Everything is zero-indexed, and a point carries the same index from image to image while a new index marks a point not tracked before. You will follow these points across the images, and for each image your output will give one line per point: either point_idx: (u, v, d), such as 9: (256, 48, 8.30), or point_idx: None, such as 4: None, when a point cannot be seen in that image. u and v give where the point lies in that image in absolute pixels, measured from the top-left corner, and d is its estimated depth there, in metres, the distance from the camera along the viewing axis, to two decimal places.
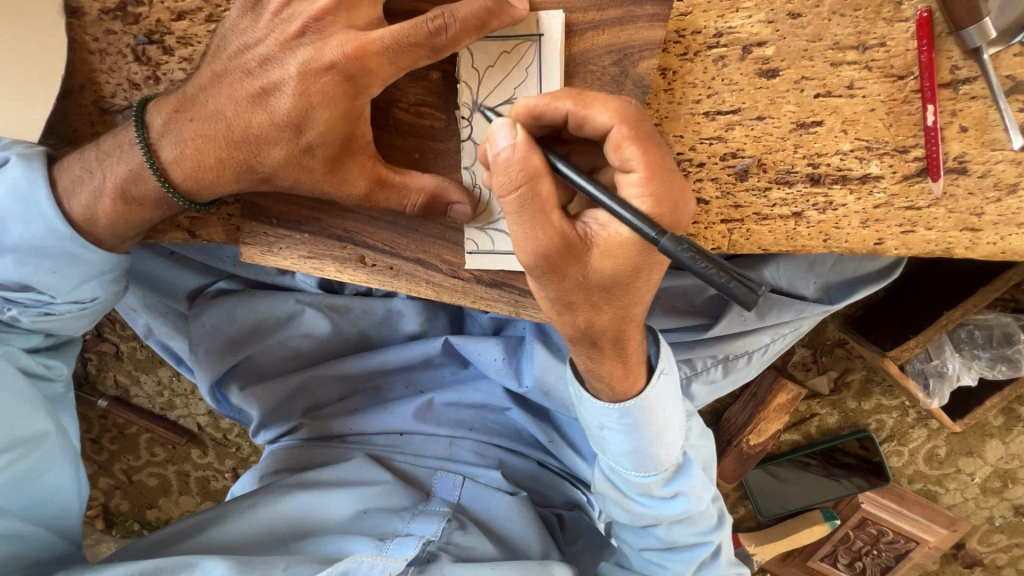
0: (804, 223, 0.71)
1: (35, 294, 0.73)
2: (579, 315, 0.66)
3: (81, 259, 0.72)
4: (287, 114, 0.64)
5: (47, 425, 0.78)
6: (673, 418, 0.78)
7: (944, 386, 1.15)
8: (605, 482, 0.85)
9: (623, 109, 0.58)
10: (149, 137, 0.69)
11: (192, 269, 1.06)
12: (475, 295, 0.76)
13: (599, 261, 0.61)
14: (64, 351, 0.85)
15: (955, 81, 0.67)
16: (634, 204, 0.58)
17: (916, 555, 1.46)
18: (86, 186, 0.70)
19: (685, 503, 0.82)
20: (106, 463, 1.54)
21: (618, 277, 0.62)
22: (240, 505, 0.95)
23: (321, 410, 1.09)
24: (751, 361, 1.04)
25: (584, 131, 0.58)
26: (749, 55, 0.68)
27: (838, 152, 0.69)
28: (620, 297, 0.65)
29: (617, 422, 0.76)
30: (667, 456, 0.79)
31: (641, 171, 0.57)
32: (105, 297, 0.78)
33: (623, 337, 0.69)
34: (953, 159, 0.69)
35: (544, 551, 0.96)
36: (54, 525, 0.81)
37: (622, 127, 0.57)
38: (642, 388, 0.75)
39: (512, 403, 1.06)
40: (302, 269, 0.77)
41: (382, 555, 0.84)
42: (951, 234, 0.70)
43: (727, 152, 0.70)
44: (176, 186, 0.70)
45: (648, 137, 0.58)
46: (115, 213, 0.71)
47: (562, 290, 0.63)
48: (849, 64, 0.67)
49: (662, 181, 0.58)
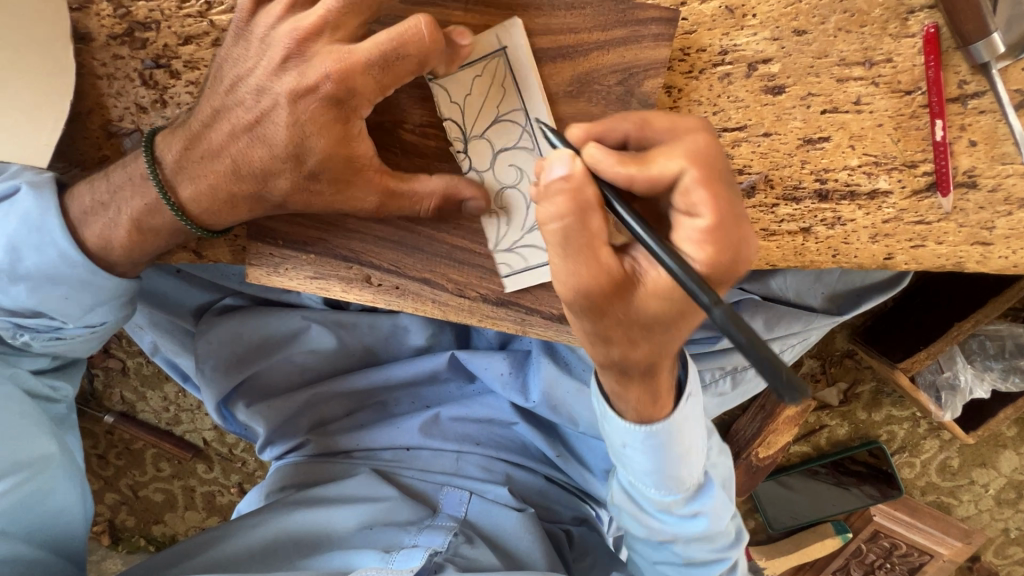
0: (812, 239, 0.71)
1: (48, 319, 0.74)
2: (611, 351, 0.60)
3: (93, 285, 0.73)
4: (283, 142, 0.65)
5: (52, 447, 0.79)
6: (698, 442, 0.75)
7: (956, 399, 1.13)
8: (623, 496, 0.83)
9: (698, 154, 0.52)
10: (162, 173, 0.69)
11: (198, 285, 1.05)
12: (483, 313, 0.75)
13: (647, 301, 0.55)
14: (71, 373, 0.86)
15: (963, 96, 0.66)
16: (686, 250, 0.52)
17: (929, 568, 1.45)
18: (99, 217, 0.70)
19: (704, 522, 0.80)
20: (113, 478, 1.54)
21: (664, 318, 0.56)
22: (245, 521, 0.95)
23: (327, 427, 1.09)
24: (758, 373, 1.03)
25: (647, 176, 0.53)
26: (755, 72, 0.67)
27: (846, 168, 0.69)
28: (663, 336, 0.58)
29: (641, 442, 0.72)
30: (689, 475, 0.77)
31: (709, 219, 0.51)
32: (114, 320, 0.78)
33: (654, 371, 0.62)
34: (963, 174, 0.68)
35: (551, 568, 0.95)
36: (60, 544, 0.82)
37: (694, 171, 0.52)
38: (670, 413, 0.71)
39: (519, 418, 1.05)
40: (309, 290, 0.77)
41: (388, 567, 0.85)
42: (962, 248, 0.70)
43: (734, 169, 0.70)
44: (189, 215, 0.70)
45: (717, 180, 0.52)
46: (129, 241, 0.71)
47: (602, 326, 0.57)
48: (855, 80, 0.67)
49: (730, 234, 0.51)
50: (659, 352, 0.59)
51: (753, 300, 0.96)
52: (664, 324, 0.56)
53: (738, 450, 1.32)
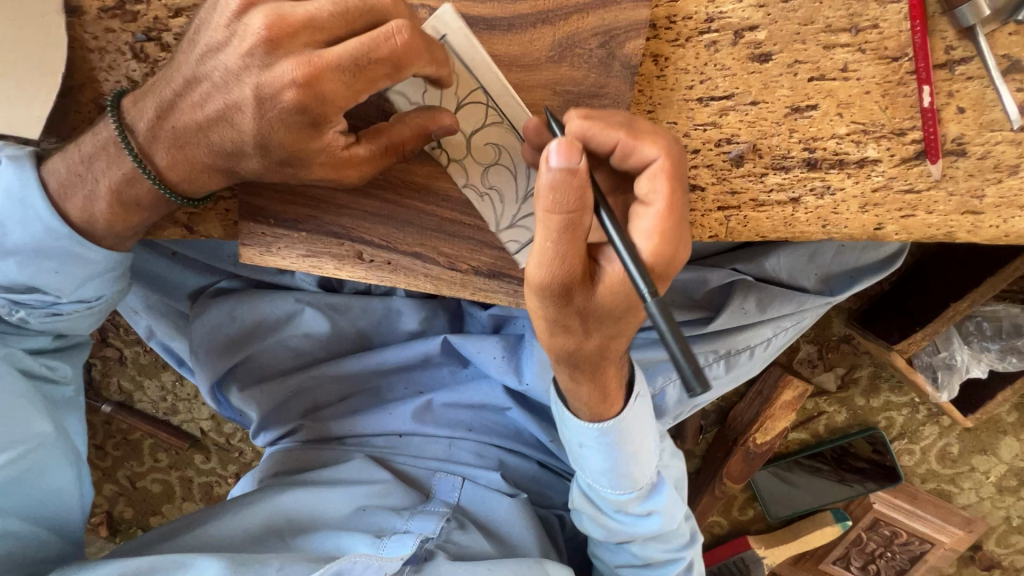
0: (802, 209, 0.71)
1: (42, 294, 0.74)
2: (569, 338, 0.62)
3: (82, 260, 0.73)
4: (252, 133, 0.64)
5: (48, 427, 0.79)
6: (648, 441, 0.78)
7: (953, 378, 1.13)
8: (581, 499, 0.84)
9: (670, 150, 0.58)
10: (135, 141, 0.69)
11: (194, 268, 1.06)
12: (474, 286, 0.75)
13: (603, 293, 0.59)
14: (71, 353, 0.86)
15: (950, 61, 0.66)
16: (640, 236, 0.56)
17: (930, 557, 1.44)
18: (79, 189, 0.70)
19: (658, 521, 0.83)
20: (111, 469, 1.54)
21: (615, 312, 0.60)
22: (236, 503, 0.94)
23: (320, 411, 1.09)
24: (753, 356, 1.01)
25: (630, 150, 0.58)
26: (741, 39, 0.68)
27: (834, 136, 0.69)
28: (611, 326, 0.62)
29: (595, 442, 0.75)
30: (643, 475, 0.79)
31: (664, 207, 0.56)
32: (109, 296, 0.79)
33: (601, 366, 0.67)
34: (952, 141, 0.68)
35: (543, 554, 0.95)
36: (57, 522, 0.82)
37: (663, 162, 0.57)
38: (618, 413, 0.74)
39: (512, 402, 1.05)
40: (303, 269, 0.77)
41: (378, 553, 0.84)
42: (953, 217, 0.70)
43: (721, 138, 0.70)
44: (171, 185, 0.71)
45: (676, 181, 0.57)
46: (113, 215, 0.72)
47: (563, 314, 0.59)
48: (842, 47, 0.67)
49: (676, 227, 0.56)
50: (609, 344, 0.64)
51: (746, 281, 0.95)
52: (614, 317, 0.61)
53: (735, 436, 1.32)
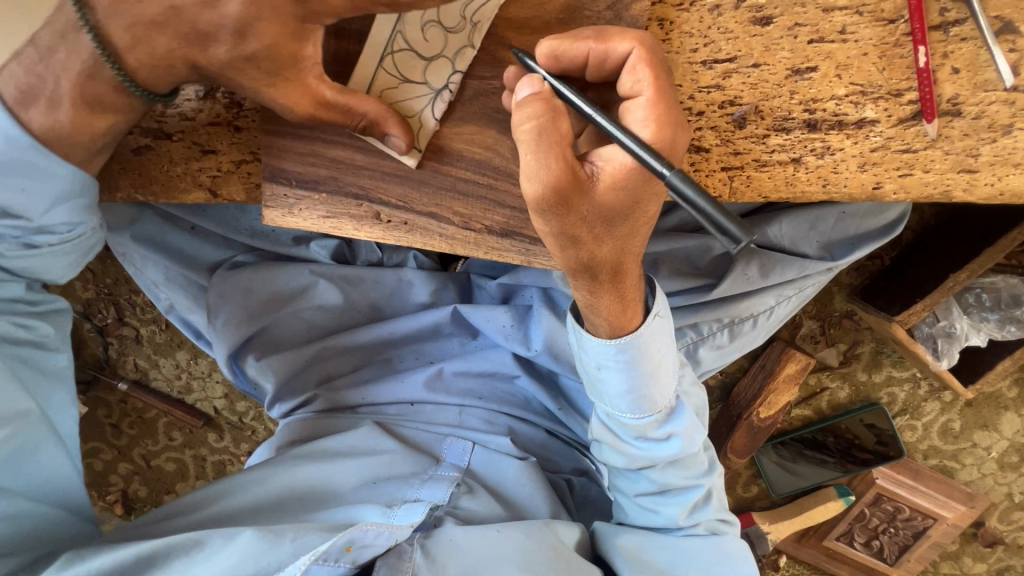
0: (803, 169, 0.74)
1: (12, 221, 0.71)
2: (584, 249, 0.68)
3: (48, 171, 0.70)
4: (233, 17, 0.65)
5: (31, 403, 0.79)
6: (666, 359, 0.83)
7: (952, 347, 1.14)
8: (602, 427, 0.90)
9: (642, 40, 0.64)
10: (93, 20, 0.66)
11: (213, 242, 1.09)
12: (488, 245, 0.78)
13: (605, 189, 0.64)
14: (53, 319, 0.86)
15: (944, 23, 0.69)
16: (636, 123, 0.62)
17: (934, 533, 1.46)
18: (37, 92, 0.68)
19: (678, 444, 0.87)
20: (126, 448, 1.58)
21: (620, 208, 0.66)
22: (251, 477, 0.97)
23: (333, 382, 1.11)
24: (755, 326, 1.04)
25: (603, 53, 0.64)
26: (743, 4, 0.70)
27: (833, 97, 0.72)
28: (621, 228, 0.68)
29: (613, 360, 0.80)
30: (661, 397, 0.84)
31: (649, 94, 0.62)
32: (87, 225, 0.76)
33: (621, 269, 0.73)
34: (947, 102, 0.71)
35: (553, 513, 0.99)
36: (60, 498, 0.86)
37: (640, 49, 0.63)
38: (637, 327, 0.79)
39: (521, 370, 1.07)
40: (322, 230, 0.80)
41: (388, 522, 0.85)
42: (948, 176, 0.73)
43: (725, 100, 0.73)
44: (132, 75, 0.69)
45: (656, 69, 0.63)
46: (77, 117, 0.70)
47: (568, 224, 0.65)
48: (840, 10, 0.69)
49: (668, 108, 0.63)
50: (626, 245, 0.70)
51: (749, 248, 0.97)
52: (623, 215, 0.67)
53: (739, 410, 1.34)
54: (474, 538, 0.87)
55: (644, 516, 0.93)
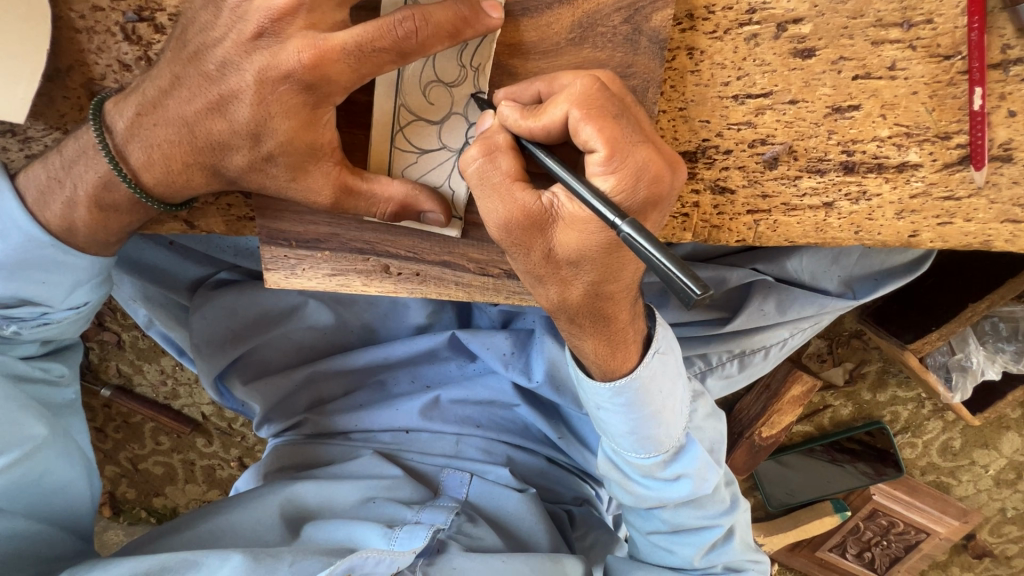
0: (835, 214, 0.68)
1: (32, 307, 0.70)
2: (551, 290, 0.64)
3: (69, 266, 0.69)
4: (245, 123, 0.59)
5: (43, 429, 0.75)
6: (673, 398, 0.76)
7: (967, 381, 1.13)
8: (608, 464, 0.84)
9: (574, 95, 0.54)
10: (112, 142, 0.63)
11: (193, 259, 1.01)
12: (508, 291, 0.72)
13: (566, 235, 0.59)
14: (66, 356, 0.83)
15: (1005, 61, 0.62)
16: (597, 185, 0.54)
17: (925, 547, 1.47)
18: (57, 196, 0.65)
19: (689, 485, 0.80)
20: (112, 451, 1.54)
21: (593, 253, 0.59)
22: (246, 495, 0.91)
23: (325, 405, 1.06)
24: (767, 356, 1.00)
25: (543, 131, 0.56)
26: (784, 33, 0.62)
27: (875, 139, 0.65)
28: (592, 271, 0.61)
29: (611, 403, 0.75)
30: (668, 438, 0.77)
31: (603, 151, 0.53)
32: (98, 300, 0.75)
33: (605, 315, 0.67)
34: (999, 146, 0.64)
35: (554, 548, 0.95)
36: (63, 520, 0.79)
37: (577, 110, 0.53)
38: (635, 368, 0.73)
39: (521, 400, 1.02)
40: (330, 288, 0.74)
41: (391, 547, 0.81)
42: (991, 226, 0.67)
43: (756, 138, 0.66)
44: (149, 190, 0.65)
45: (606, 118, 0.54)
46: (93, 221, 0.67)
47: (532, 263, 0.62)
48: (891, 43, 0.62)
49: (629, 160, 0.54)
50: (603, 290, 0.64)
51: (766, 281, 0.92)
52: (592, 259, 0.60)
53: (740, 429, 1.32)
54: (478, 564, 0.83)
55: (658, 554, 0.90)
